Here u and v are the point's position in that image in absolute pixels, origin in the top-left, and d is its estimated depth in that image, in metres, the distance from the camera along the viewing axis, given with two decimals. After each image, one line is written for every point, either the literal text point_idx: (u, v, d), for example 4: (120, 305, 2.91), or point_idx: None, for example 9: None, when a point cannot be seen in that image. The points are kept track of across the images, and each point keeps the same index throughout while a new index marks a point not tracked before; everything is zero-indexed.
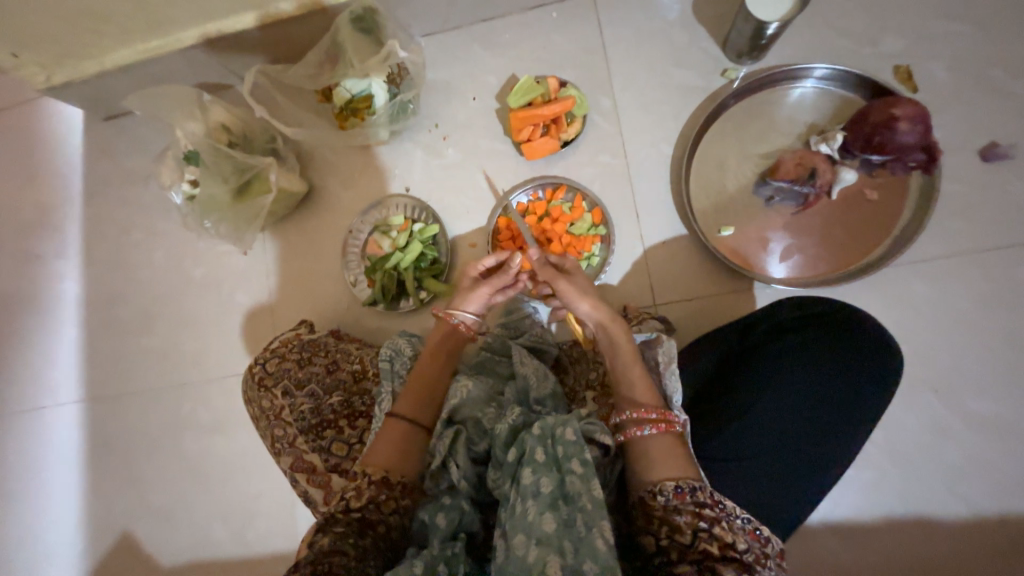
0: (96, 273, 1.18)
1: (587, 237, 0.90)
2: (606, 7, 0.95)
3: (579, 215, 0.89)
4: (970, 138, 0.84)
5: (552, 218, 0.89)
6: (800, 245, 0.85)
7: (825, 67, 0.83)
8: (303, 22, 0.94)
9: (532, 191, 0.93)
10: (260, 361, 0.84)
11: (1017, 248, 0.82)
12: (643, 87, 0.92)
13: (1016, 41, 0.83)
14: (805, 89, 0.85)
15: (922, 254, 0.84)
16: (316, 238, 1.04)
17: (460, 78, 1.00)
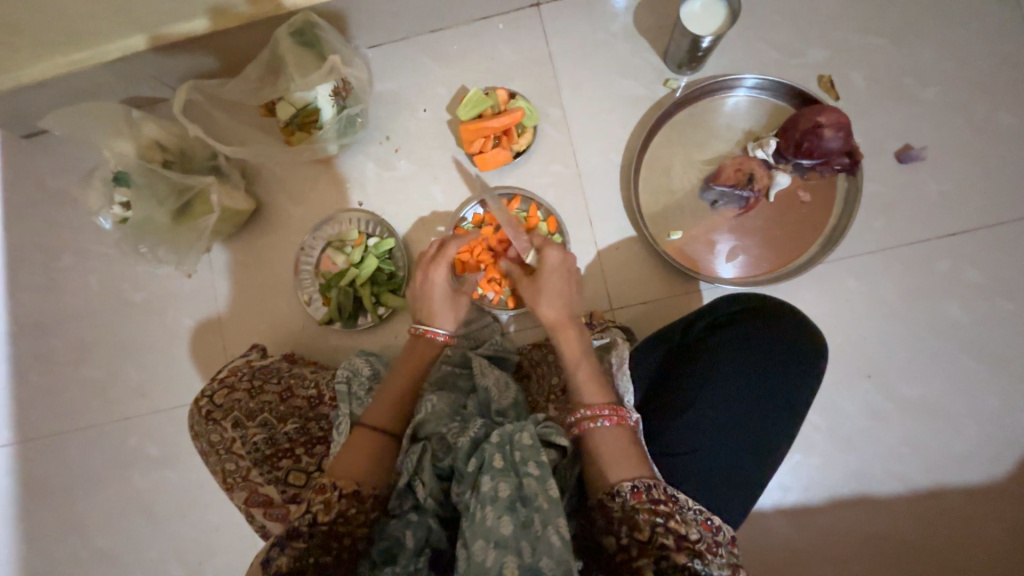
0: (22, 302, 1.09)
1: None
2: (552, 19, 0.97)
3: (535, 225, 0.90)
4: (888, 142, 0.90)
5: (508, 229, 0.90)
6: (744, 245, 0.89)
7: (754, 78, 0.87)
8: (241, 34, 0.91)
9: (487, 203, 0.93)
10: (207, 393, 0.78)
11: (932, 241, 0.89)
12: (590, 97, 0.95)
13: (923, 52, 0.91)
14: (736, 98, 0.90)
15: (851, 251, 0.90)
16: (266, 256, 1.00)
17: (410, 90, 0.99)
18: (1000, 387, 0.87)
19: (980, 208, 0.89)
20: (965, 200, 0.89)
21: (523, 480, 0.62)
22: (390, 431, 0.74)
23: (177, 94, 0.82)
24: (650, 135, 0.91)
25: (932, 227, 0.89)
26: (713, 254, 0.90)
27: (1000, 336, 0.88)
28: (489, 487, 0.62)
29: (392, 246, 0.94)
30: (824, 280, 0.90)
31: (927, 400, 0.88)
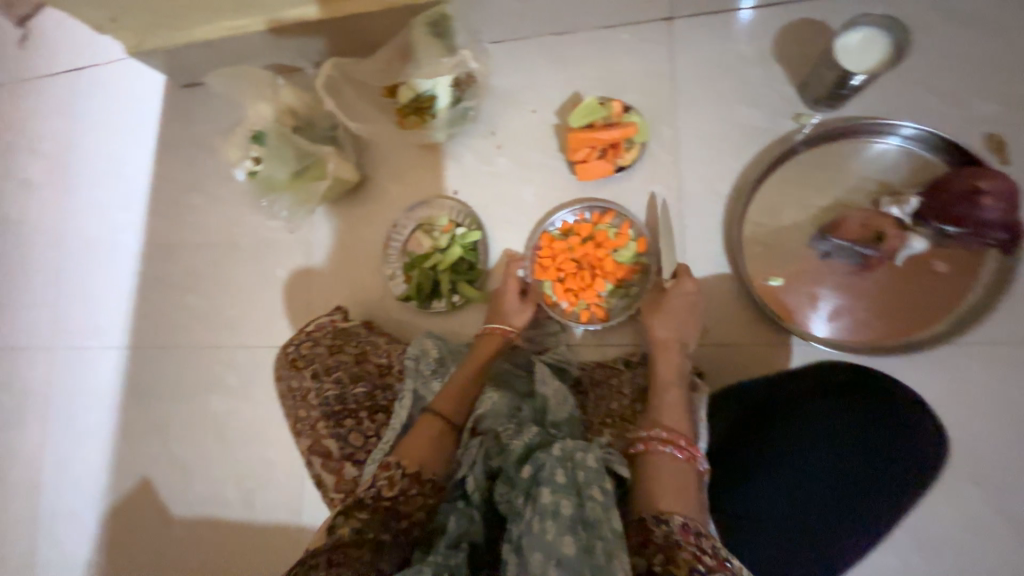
0: (156, 229, 1.25)
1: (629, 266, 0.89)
2: (682, 35, 0.93)
3: (624, 242, 0.88)
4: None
5: (596, 242, 0.89)
6: (851, 307, 0.81)
7: (914, 127, 0.78)
8: (379, 17, 0.96)
9: (578, 212, 0.93)
10: (294, 343, 0.89)
11: None
12: (708, 121, 0.90)
13: None
14: (888, 145, 0.81)
15: (984, 337, 0.78)
16: (360, 227, 1.07)
17: (522, 89, 1.00)
18: None
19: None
20: None
21: (585, 503, 0.64)
22: (454, 422, 0.78)
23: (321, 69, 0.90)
24: (769, 169, 0.84)
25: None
26: (813, 309, 0.82)
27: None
28: (548, 500, 0.63)
29: (477, 238, 0.96)
30: (943, 364, 0.79)
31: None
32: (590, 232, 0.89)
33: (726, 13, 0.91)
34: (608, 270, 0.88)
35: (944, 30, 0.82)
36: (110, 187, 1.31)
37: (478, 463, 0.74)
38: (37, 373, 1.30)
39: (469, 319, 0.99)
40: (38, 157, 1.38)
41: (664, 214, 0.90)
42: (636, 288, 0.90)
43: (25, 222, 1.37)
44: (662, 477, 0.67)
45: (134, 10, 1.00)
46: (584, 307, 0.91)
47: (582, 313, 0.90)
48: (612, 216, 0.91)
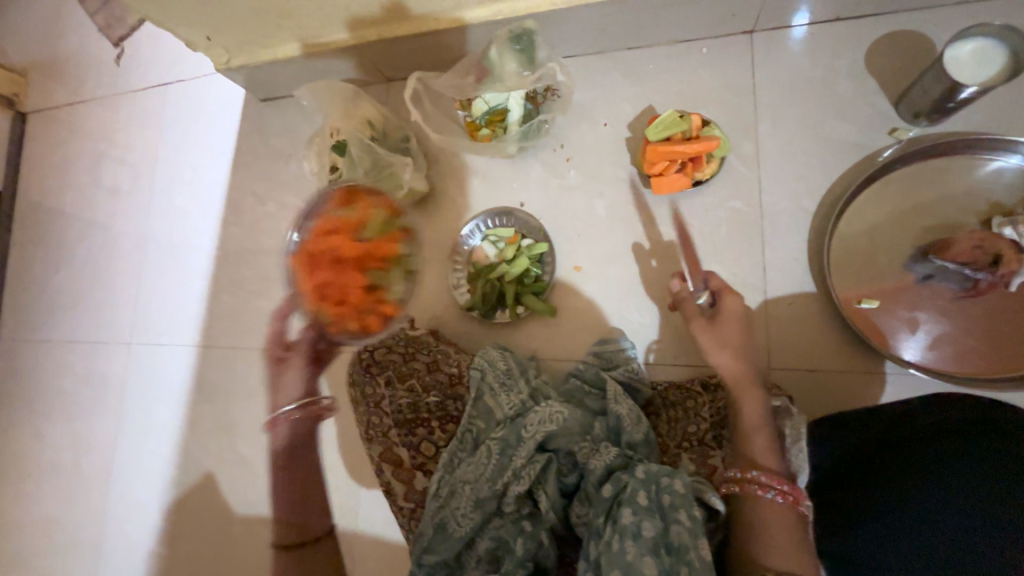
0: (230, 235, 1.32)
1: (382, 241, 0.85)
2: (764, 49, 0.91)
3: (359, 221, 0.84)
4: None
5: (338, 232, 0.83)
6: (954, 337, 0.75)
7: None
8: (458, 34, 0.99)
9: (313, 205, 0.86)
10: (368, 349, 0.91)
11: None
12: (792, 136, 0.87)
13: None
14: (1007, 163, 0.75)
15: None
16: (426, 237, 1.08)
17: (595, 103, 1.00)
18: None
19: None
20: None
21: (671, 528, 0.62)
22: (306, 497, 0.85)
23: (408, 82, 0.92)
24: (867, 182, 0.79)
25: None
26: (909, 335, 0.77)
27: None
28: (629, 519, 0.63)
29: (544, 251, 0.95)
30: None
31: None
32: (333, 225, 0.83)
33: (813, 25, 0.88)
34: (359, 265, 0.82)
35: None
36: (190, 194, 1.39)
37: (551, 479, 0.73)
38: (115, 366, 1.37)
39: (533, 332, 0.99)
40: (126, 165, 1.49)
41: (744, 231, 0.87)
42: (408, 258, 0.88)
43: (112, 225, 1.47)
44: (765, 528, 0.65)
45: (230, 29, 1.07)
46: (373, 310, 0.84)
47: (370, 321, 0.83)
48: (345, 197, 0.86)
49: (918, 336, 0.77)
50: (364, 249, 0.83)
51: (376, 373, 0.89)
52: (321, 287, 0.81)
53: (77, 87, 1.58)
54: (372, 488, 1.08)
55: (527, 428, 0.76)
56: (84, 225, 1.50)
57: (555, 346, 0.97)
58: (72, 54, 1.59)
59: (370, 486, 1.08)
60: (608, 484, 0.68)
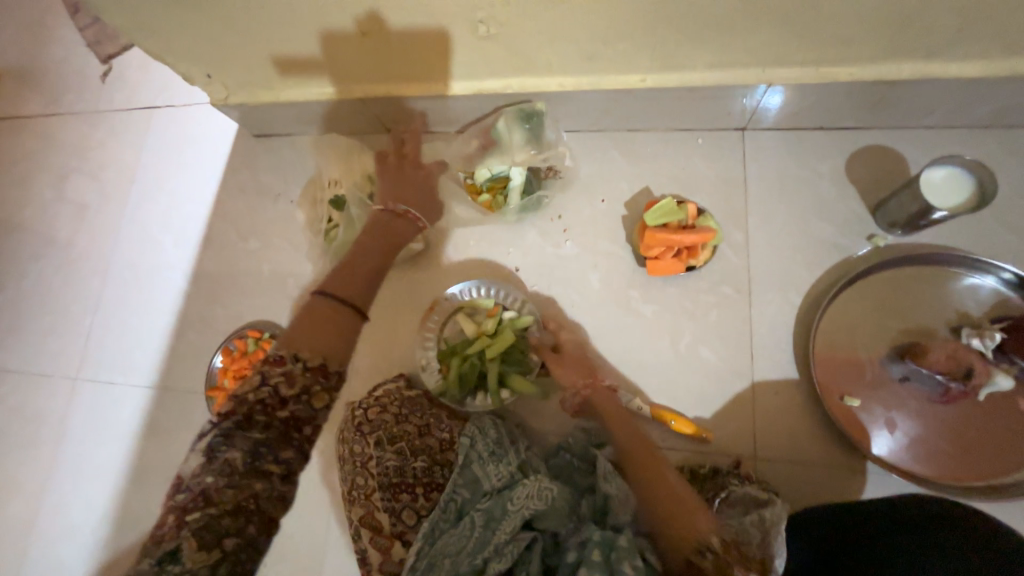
0: (205, 270, 1.25)
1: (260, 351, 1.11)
2: (755, 146, 0.97)
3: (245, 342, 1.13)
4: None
5: (233, 356, 1.12)
6: (921, 439, 0.78)
7: (1013, 272, 0.78)
8: (466, 101, 1.00)
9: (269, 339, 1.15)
10: (361, 405, 0.87)
11: None
12: (780, 231, 0.92)
13: None
14: (982, 282, 0.81)
15: None
16: (418, 293, 1.06)
17: (594, 179, 1.03)
18: None
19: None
20: None
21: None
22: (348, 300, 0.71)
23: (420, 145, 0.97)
24: (847, 284, 0.84)
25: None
26: (883, 434, 0.79)
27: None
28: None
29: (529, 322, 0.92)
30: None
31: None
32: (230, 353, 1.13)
33: (802, 131, 0.95)
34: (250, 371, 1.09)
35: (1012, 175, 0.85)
36: (165, 222, 1.32)
37: (536, 562, 0.68)
38: (54, 402, 1.25)
39: (519, 401, 0.96)
40: (97, 185, 1.41)
41: (733, 317, 0.90)
42: None
43: (73, 247, 1.37)
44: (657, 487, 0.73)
45: (233, 70, 1.05)
46: None
47: None
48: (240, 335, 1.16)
49: (891, 437, 0.79)
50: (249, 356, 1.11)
51: (365, 430, 0.84)
52: None
53: (53, 99, 1.50)
54: (333, 562, 0.99)
55: (514, 502, 0.73)
56: (40, 244, 1.39)
57: (543, 418, 0.95)
58: (54, 66, 1.53)
59: (331, 559, 0.99)
60: (598, 550, 0.64)
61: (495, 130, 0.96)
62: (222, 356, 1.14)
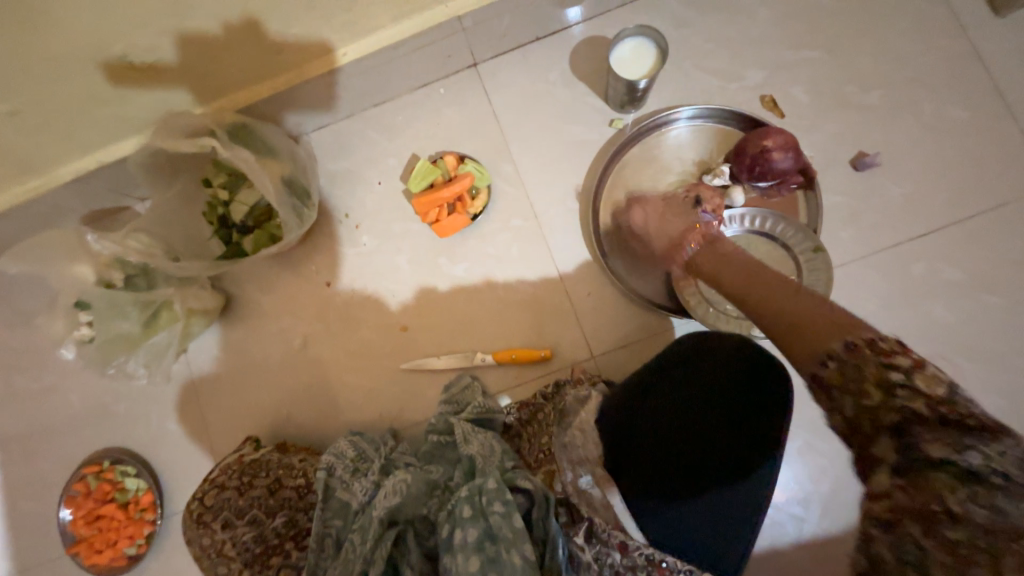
0: (7, 429, 1.08)
1: (107, 483, 1.00)
2: (491, 77, 0.97)
3: (84, 483, 1.00)
4: (853, 139, 0.84)
5: (78, 502, 0.99)
6: (783, 236, 0.81)
7: (691, 108, 0.87)
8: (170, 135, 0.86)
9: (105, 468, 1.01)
10: (198, 496, 0.82)
11: (921, 241, 0.81)
12: (540, 148, 0.95)
13: (869, 53, 0.85)
14: (680, 129, 0.89)
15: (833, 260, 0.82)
16: (243, 347, 1.00)
17: (362, 166, 1.00)
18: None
19: (981, 190, 0.80)
20: (942, 196, 0.81)
21: (489, 520, 0.67)
22: None
23: (186, 210, 0.93)
24: (598, 187, 0.91)
25: (921, 220, 0.81)
26: (762, 231, 0.82)
27: None
28: (474, 534, 0.66)
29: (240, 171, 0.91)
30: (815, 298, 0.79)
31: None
32: (72, 502, 0.99)
33: (524, 48, 0.97)
34: (103, 509, 0.97)
35: (708, 13, 0.90)
36: None
37: (411, 547, 0.71)
38: None
39: (382, 407, 0.95)
40: None
41: (531, 241, 0.94)
42: (131, 469, 1.01)
43: None
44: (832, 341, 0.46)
45: None
46: (139, 518, 0.99)
47: (143, 524, 0.98)
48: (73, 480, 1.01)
49: (731, 215, 0.83)
50: (93, 497, 0.99)
51: (210, 519, 0.80)
52: (98, 539, 0.98)
53: None
54: None
55: (375, 507, 0.73)
56: None
57: (408, 410, 0.94)
58: None
59: None
60: (467, 506, 0.68)
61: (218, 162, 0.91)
62: (64, 508, 1.00)
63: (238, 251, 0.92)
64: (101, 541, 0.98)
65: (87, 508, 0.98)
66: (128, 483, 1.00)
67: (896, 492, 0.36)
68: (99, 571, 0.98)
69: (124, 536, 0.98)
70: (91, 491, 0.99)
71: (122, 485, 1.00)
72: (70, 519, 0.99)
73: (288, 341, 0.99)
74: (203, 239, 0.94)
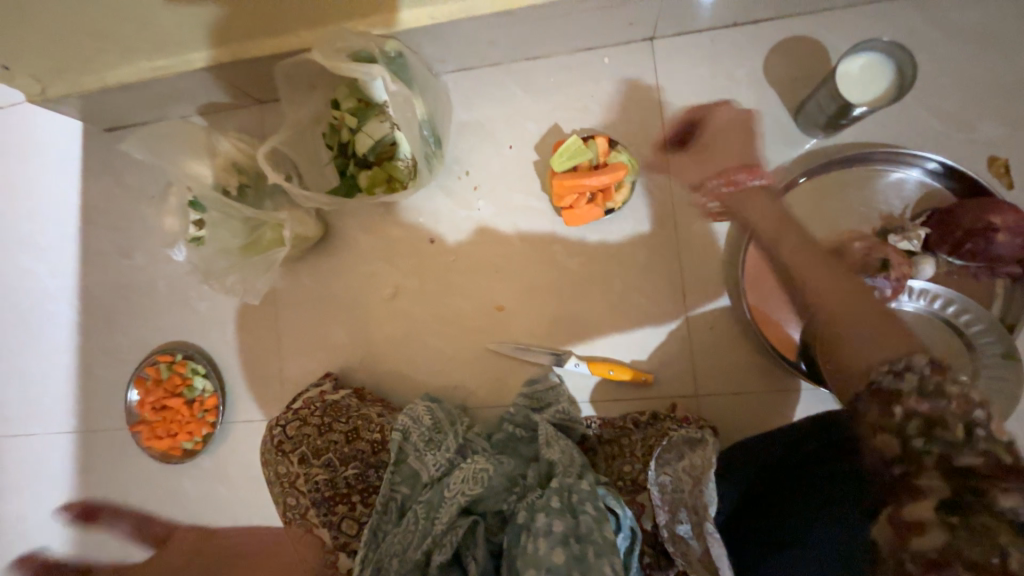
0: (95, 297, 1.10)
1: (178, 377, 1.01)
2: (666, 57, 0.85)
3: (158, 370, 1.02)
4: None
5: (149, 387, 1.01)
6: (965, 326, 0.69)
7: (938, 160, 0.72)
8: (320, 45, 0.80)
9: (177, 361, 1.02)
10: (280, 423, 0.81)
11: None
12: (701, 153, 0.84)
13: None
14: (907, 176, 0.75)
15: None
16: (331, 282, 0.97)
17: (497, 123, 0.91)
18: None
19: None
20: None
21: (579, 518, 0.63)
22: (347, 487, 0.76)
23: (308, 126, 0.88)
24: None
25: None
26: (943, 317, 0.69)
27: None
28: (561, 526, 0.62)
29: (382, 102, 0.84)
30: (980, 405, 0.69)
31: None
32: (144, 385, 1.02)
33: (715, 32, 0.84)
34: (170, 400, 0.99)
35: (949, 45, 0.76)
36: (30, 252, 1.13)
37: (480, 545, 0.67)
38: None
39: (459, 382, 0.91)
40: None
41: (662, 252, 0.85)
42: (202, 370, 1.01)
43: None
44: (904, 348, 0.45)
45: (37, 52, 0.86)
46: (201, 418, 1.00)
47: (204, 425, 1.00)
48: (147, 365, 1.03)
49: (920, 287, 0.70)
50: (163, 386, 1.00)
51: (287, 449, 0.80)
52: (163, 426, 1.00)
53: None
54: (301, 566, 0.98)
55: (448, 489, 0.70)
56: None
57: (483, 392, 0.90)
58: None
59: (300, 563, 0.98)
60: (556, 497, 0.65)
61: (359, 84, 0.84)
62: (136, 388, 1.02)
63: (352, 185, 0.87)
64: (163, 427, 1.00)
65: (156, 395, 1.00)
66: (196, 382, 1.01)
67: (955, 536, 0.38)
68: (158, 455, 1.01)
69: (185, 431, 1.00)
70: (163, 380, 1.01)
71: (190, 382, 1.00)
72: (139, 401, 1.02)
73: (379, 288, 0.95)
74: (316, 162, 0.89)
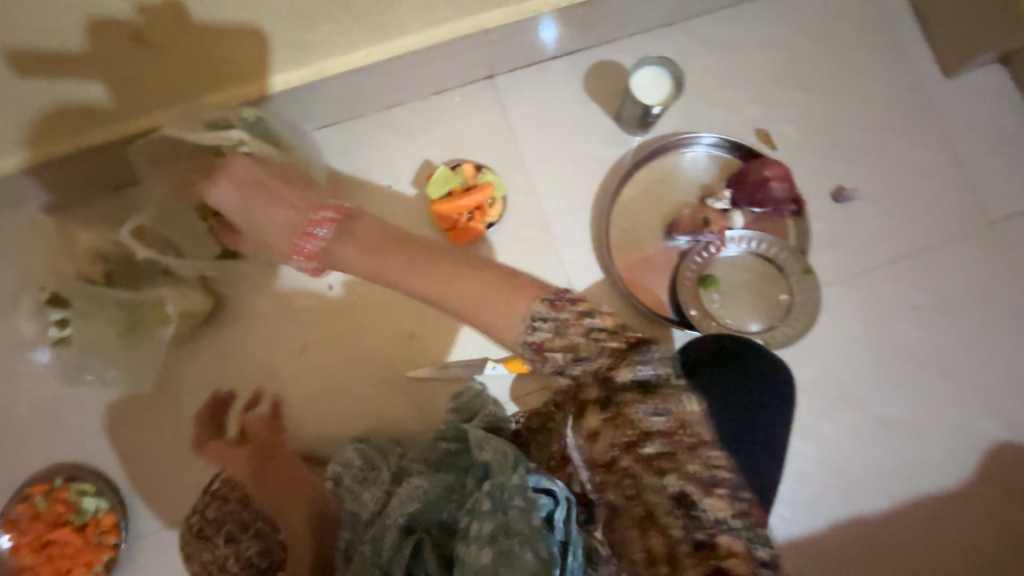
0: None
1: (59, 505, 0.88)
2: (507, 89, 0.99)
3: (31, 504, 0.87)
4: (833, 174, 0.94)
5: (22, 527, 0.87)
6: (773, 256, 0.90)
7: (713, 135, 0.93)
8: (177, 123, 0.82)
9: (55, 488, 0.89)
10: (198, 510, 0.80)
11: (889, 268, 0.91)
12: (554, 163, 0.98)
13: (846, 101, 0.97)
14: (698, 153, 0.95)
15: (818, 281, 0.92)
16: (232, 352, 0.94)
17: (372, 168, 0.98)
18: (971, 401, 0.88)
19: (934, 225, 0.92)
20: (906, 228, 0.92)
21: (508, 514, 0.64)
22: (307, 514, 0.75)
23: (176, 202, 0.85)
24: (616, 197, 0.95)
25: (889, 249, 0.92)
26: (759, 253, 0.90)
27: (982, 351, 0.89)
28: (489, 525, 0.64)
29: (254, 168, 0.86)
30: (803, 314, 0.88)
31: (919, 416, 0.87)
32: (15, 527, 0.87)
33: (541, 64, 0.99)
34: (53, 534, 0.86)
35: (711, 52, 0.99)
36: None
37: (429, 559, 0.67)
38: None
39: (389, 415, 0.92)
40: None
41: (544, 251, 0.96)
42: (91, 487, 0.89)
43: None
44: None
45: None
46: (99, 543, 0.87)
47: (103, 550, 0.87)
48: (16, 502, 0.88)
49: (735, 235, 0.90)
50: (41, 519, 0.87)
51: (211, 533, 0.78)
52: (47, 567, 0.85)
53: None
54: None
55: (390, 515, 0.71)
56: None
57: (413, 419, 0.92)
58: None
59: None
60: (488, 500, 0.67)
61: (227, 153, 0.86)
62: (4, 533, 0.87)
63: (235, 250, 0.87)
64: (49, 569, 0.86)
65: (34, 533, 0.86)
66: (85, 504, 0.89)
67: None
68: None
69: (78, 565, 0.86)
70: (38, 514, 0.87)
71: (77, 505, 0.88)
72: (12, 547, 0.86)
73: (285, 346, 0.94)
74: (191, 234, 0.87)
